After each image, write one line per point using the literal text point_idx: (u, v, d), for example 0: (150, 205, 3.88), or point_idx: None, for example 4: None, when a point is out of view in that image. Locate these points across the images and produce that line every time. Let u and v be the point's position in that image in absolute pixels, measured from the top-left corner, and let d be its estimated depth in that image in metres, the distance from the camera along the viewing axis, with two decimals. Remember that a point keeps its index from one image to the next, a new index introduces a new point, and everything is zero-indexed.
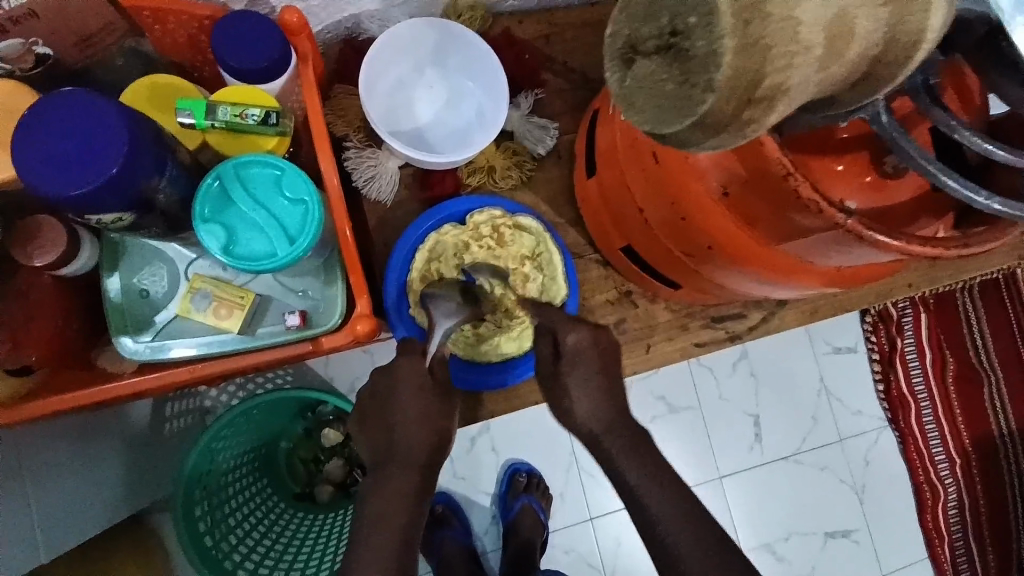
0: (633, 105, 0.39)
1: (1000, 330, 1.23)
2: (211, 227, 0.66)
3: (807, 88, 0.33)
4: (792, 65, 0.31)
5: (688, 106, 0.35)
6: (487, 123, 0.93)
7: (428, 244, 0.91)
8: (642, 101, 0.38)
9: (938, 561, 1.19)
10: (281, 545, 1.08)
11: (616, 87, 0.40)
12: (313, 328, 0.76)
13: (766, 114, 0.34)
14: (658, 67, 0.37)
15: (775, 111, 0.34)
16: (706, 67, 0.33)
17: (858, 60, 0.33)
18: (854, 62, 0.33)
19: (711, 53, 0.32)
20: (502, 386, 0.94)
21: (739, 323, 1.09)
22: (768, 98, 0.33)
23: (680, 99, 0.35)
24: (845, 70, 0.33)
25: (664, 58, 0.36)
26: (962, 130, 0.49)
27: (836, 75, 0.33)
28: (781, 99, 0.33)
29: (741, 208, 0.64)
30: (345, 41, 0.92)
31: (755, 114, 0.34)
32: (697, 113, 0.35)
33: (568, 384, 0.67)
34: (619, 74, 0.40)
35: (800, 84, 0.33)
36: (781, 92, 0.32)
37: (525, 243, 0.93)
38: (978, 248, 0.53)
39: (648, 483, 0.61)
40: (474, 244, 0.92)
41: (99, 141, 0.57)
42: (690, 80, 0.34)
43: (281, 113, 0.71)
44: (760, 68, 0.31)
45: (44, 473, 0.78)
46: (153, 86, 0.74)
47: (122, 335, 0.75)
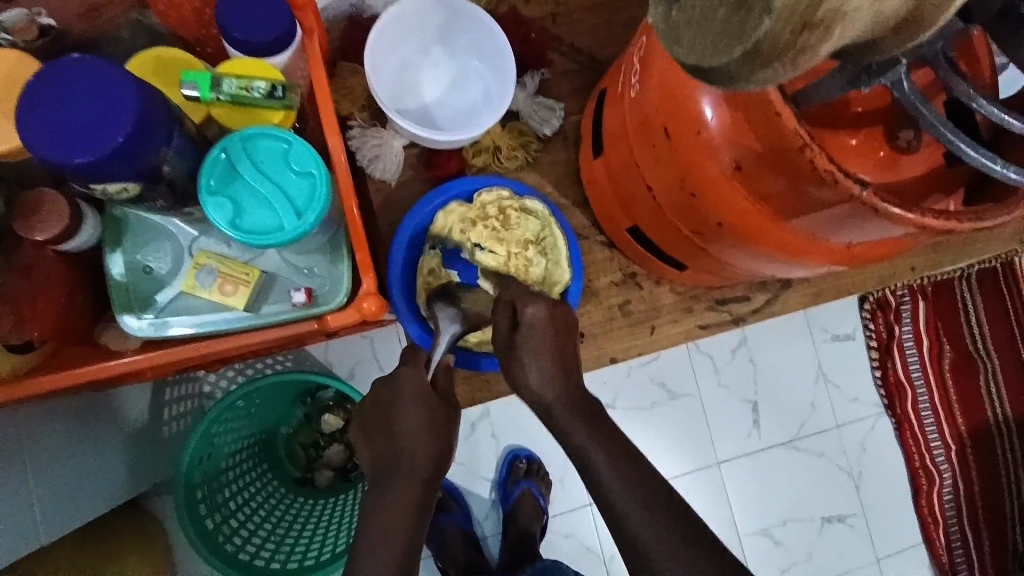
0: (680, 40, 0.37)
1: (998, 317, 1.24)
2: (218, 200, 0.65)
3: (864, 18, 0.31)
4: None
5: (740, 37, 0.33)
6: (493, 102, 0.92)
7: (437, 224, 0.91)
8: (690, 37, 0.36)
9: (933, 546, 1.21)
10: (280, 531, 1.07)
11: (662, 22, 0.38)
12: (319, 306, 0.76)
13: (822, 42, 0.32)
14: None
15: (831, 38, 0.31)
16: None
17: (904, 5, 0.31)
18: (906, 2, 0.31)
19: None
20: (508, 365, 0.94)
21: (743, 306, 1.12)
22: (827, 21, 0.30)
23: (732, 30, 0.33)
24: (891, 12, 0.31)
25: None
26: (981, 99, 0.49)
27: (883, 17, 0.32)
28: (840, 24, 0.31)
29: (753, 184, 0.63)
30: (350, 18, 0.91)
31: (811, 41, 0.31)
32: (749, 42, 0.32)
33: (577, 361, 0.65)
34: (665, 9, 0.38)
35: (858, 12, 0.30)
36: (838, 18, 0.30)
37: (530, 227, 0.89)
38: (991, 223, 0.53)
39: (656, 463, 0.61)
40: (480, 224, 0.88)
41: (105, 108, 0.56)
42: (745, 5, 0.32)
43: (287, 86, 0.69)
44: None
45: (44, 455, 0.77)
46: (158, 60, 0.73)
47: (125, 313, 0.74)
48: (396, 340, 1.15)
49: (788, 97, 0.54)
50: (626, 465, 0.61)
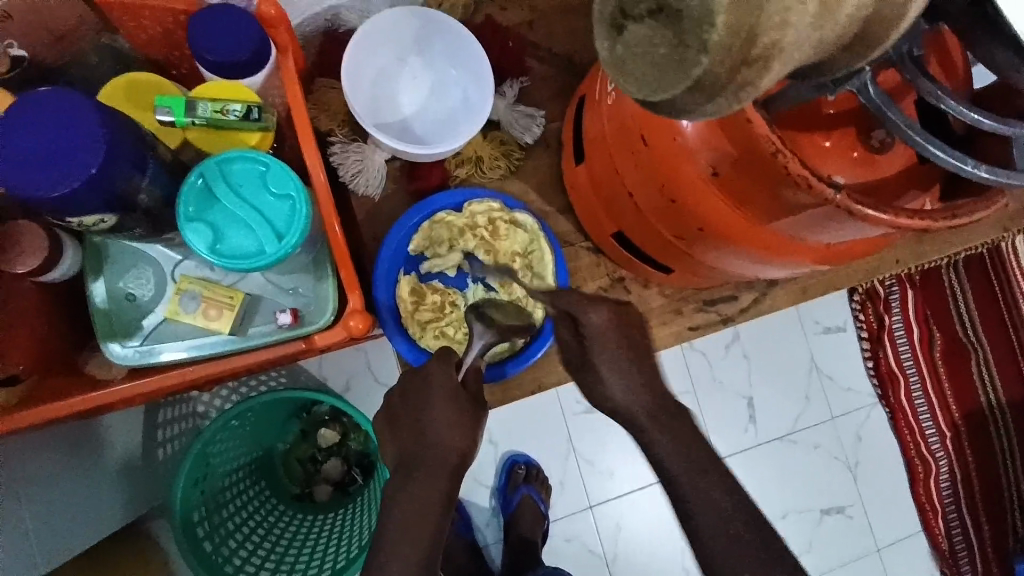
0: (623, 73, 0.37)
1: (985, 303, 1.25)
2: (196, 225, 0.65)
3: (806, 46, 0.32)
4: (789, 28, 0.30)
5: (681, 73, 0.32)
6: (472, 112, 0.92)
7: (423, 234, 0.91)
8: (633, 71, 0.36)
9: (931, 533, 1.22)
10: (282, 546, 1.06)
11: (606, 56, 0.37)
12: (305, 326, 0.76)
13: (761, 74, 0.32)
14: (649, 31, 0.34)
15: (770, 71, 0.32)
16: (699, 29, 0.30)
17: (847, 26, 0.32)
18: (853, 22, 0.31)
19: (704, 13, 0.30)
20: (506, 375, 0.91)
21: (731, 306, 1.13)
22: (763, 57, 0.31)
23: (673, 66, 0.33)
24: (838, 35, 0.32)
25: (656, 21, 0.33)
26: (949, 100, 0.49)
27: (830, 41, 0.33)
28: (777, 60, 0.31)
29: (732, 188, 0.63)
30: (326, 33, 0.91)
31: (751, 77, 0.32)
32: (690, 79, 0.32)
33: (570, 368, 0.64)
34: (607, 41, 0.37)
35: (798, 40, 0.31)
36: (776, 52, 0.31)
37: (517, 240, 0.92)
38: (966, 218, 0.54)
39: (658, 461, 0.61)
40: (469, 234, 0.91)
41: (76, 140, 0.56)
42: (683, 43, 0.32)
43: (263, 108, 0.70)
44: (753, 27, 0.29)
45: (38, 485, 0.77)
46: (128, 85, 0.72)
47: (110, 341, 0.74)
48: (387, 354, 1.15)
49: (759, 103, 0.54)
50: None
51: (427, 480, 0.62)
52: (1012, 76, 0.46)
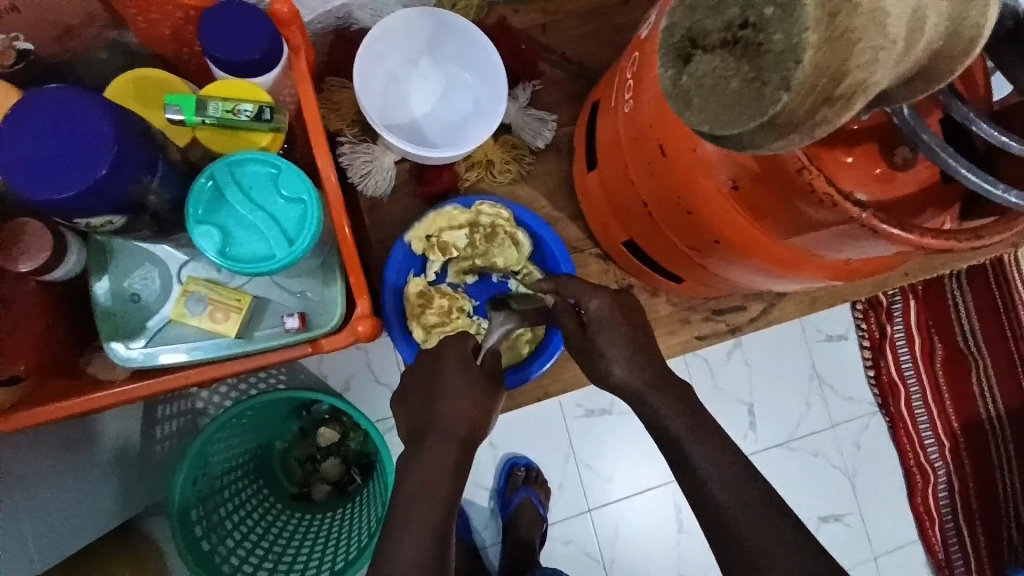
0: (689, 105, 0.37)
1: (989, 316, 1.25)
2: (206, 229, 0.64)
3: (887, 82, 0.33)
4: (877, 66, 0.30)
5: (757, 109, 0.33)
6: (484, 114, 0.91)
7: (425, 226, 0.88)
8: (700, 102, 0.36)
9: (929, 543, 1.21)
10: (280, 546, 1.05)
11: (670, 85, 0.38)
12: (312, 330, 0.74)
13: (841, 113, 0.33)
14: (721, 63, 0.35)
15: (850, 110, 0.33)
16: (781, 64, 0.31)
17: (920, 61, 0.32)
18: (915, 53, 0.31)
19: (789, 48, 0.31)
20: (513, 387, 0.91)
21: (740, 316, 1.13)
22: (848, 96, 0.31)
23: (748, 99, 0.33)
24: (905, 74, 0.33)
25: (729, 52, 0.34)
26: (980, 122, 0.49)
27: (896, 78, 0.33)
28: (861, 99, 0.32)
29: (750, 201, 0.62)
30: (337, 32, 0.90)
31: (830, 115, 0.33)
32: (766, 115, 0.33)
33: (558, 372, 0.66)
34: (673, 71, 0.38)
35: (881, 79, 0.32)
36: (862, 89, 0.31)
37: (512, 253, 0.92)
38: (990, 241, 0.53)
39: None
40: (470, 233, 0.90)
41: (86, 141, 0.55)
42: (760, 78, 0.32)
43: (275, 108, 0.68)
44: (841, 66, 0.30)
45: (34, 481, 0.76)
46: (136, 82, 0.71)
47: (113, 341, 0.73)
48: (390, 357, 1.13)
49: None
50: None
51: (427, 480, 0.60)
52: None
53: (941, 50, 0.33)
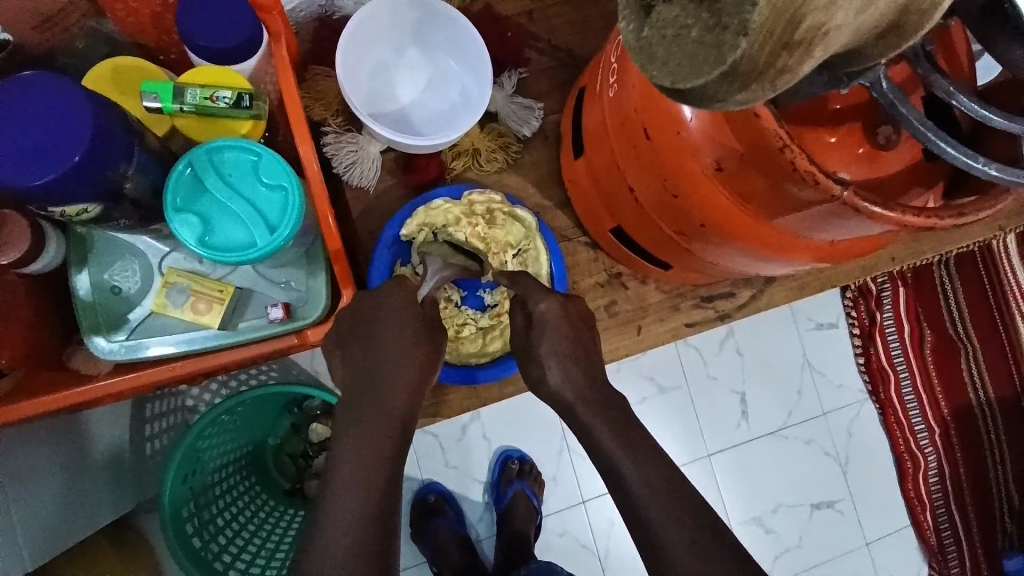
0: (650, 59, 0.37)
1: (978, 301, 1.26)
2: (186, 217, 0.63)
3: (850, 31, 0.31)
4: (835, 10, 0.29)
5: (717, 57, 0.32)
6: (471, 103, 0.90)
7: (420, 215, 0.88)
8: (665, 54, 0.36)
9: (921, 528, 1.22)
10: (272, 543, 1.04)
11: (631, 38, 0.38)
12: (298, 320, 0.74)
13: (802, 60, 0.32)
14: (681, 13, 0.34)
15: (812, 55, 0.31)
16: (739, 10, 0.30)
17: (887, 18, 0.31)
18: (884, 8, 0.30)
19: None
20: (469, 382, 0.90)
21: (729, 302, 1.10)
22: (807, 40, 0.30)
23: (708, 48, 0.33)
24: (876, 22, 0.31)
25: (688, 1, 0.33)
26: (961, 97, 0.48)
27: (867, 28, 0.32)
28: (820, 45, 0.31)
29: (732, 184, 0.62)
30: (321, 20, 0.89)
31: (790, 62, 0.31)
32: (727, 64, 0.32)
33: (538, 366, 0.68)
34: (635, 25, 0.38)
35: (844, 24, 0.30)
36: (820, 35, 0.30)
37: (513, 232, 0.90)
38: (971, 217, 0.53)
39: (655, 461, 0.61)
40: (466, 221, 0.88)
41: (58, 128, 0.55)
42: (720, 25, 0.31)
43: (255, 95, 0.67)
44: (799, 10, 0.29)
45: (20, 480, 0.75)
46: (116, 69, 0.70)
47: (95, 334, 0.72)
48: None
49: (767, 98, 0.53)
50: (612, 458, 0.63)
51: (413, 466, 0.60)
52: None
53: (908, 11, 0.31)
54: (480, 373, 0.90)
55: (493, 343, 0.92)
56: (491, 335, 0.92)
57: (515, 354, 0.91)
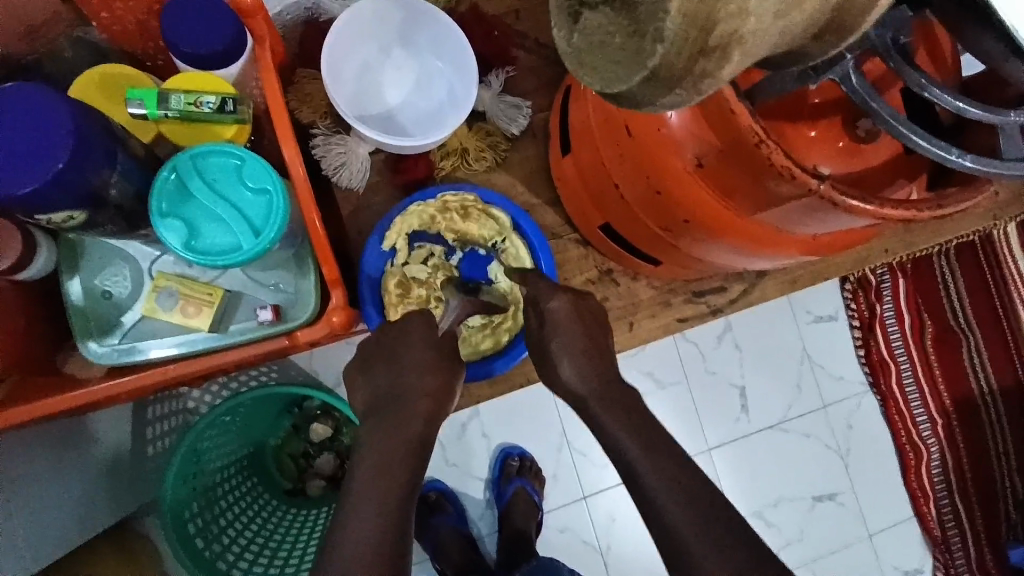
0: (584, 65, 0.38)
1: (978, 291, 1.25)
2: (170, 222, 0.64)
3: (771, 34, 0.31)
4: (746, 15, 0.29)
5: (638, 63, 0.33)
6: (457, 103, 0.90)
7: (396, 225, 0.89)
8: (593, 62, 0.37)
9: (923, 519, 1.22)
10: (274, 542, 1.06)
11: (565, 46, 0.38)
12: (287, 322, 0.75)
13: (723, 65, 0.31)
14: (606, 20, 0.35)
15: (730, 61, 0.31)
16: (654, 17, 0.31)
17: (820, 12, 0.31)
18: (812, 14, 0.30)
19: (658, 1, 0.30)
20: (489, 375, 0.92)
21: (720, 297, 1.13)
22: (723, 46, 0.30)
23: (630, 56, 0.33)
24: (807, 24, 0.31)
25: (611, 9, 0.34)
26: (934, 89, 0.48)
27: (802, 28, 0.32)
28: (738, 50, 0.30)
29: (715, 180, 0.63)
30: (307, 23, 0.90)
31: (710, 67, 0.31)
32: (647, 69, 0.33)
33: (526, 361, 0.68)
34: (566, 31, 0.38)
35: (760, 29, 0.30)
36: (735, 41, 0.30)
37: (488, 228, 0.91)
38: (952, 208, 0.53)
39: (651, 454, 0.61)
40: (440, 220, 0.91)
41: (43, 137, 0.56)
42: (639, 32, 0.32)
43: (239, 100, 0.68)
44: (710, 15, 0.29)
45: (23, 484, 0.76)
46: (101, 78, 0.71)
47: (87, 339, 0.73)
48: None
49: (742, 92, 0.53)
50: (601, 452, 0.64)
51: (399, 465, 0.61)
52: (1000, 64, 0.43)
53: (843, 2, 0.31)
54: (495, 366, 0.92)
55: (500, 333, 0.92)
56: (482, 332, 0.92)
57: (506, 352, 0.92)
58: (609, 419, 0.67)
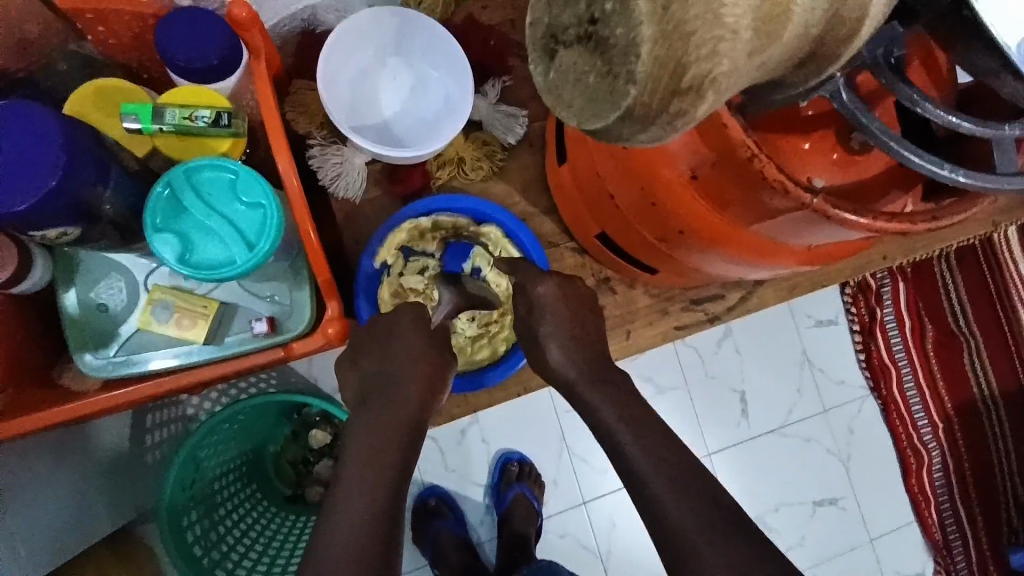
0: (558, 99, 0.38)
1: (979, 295, 1.25)
2: (164, 237, 0.64)
3: (743, 73, 0.31)
4: (718, 57, 0.29)
5: (612, 102, 0.33)
6: (454, 112, 0.90)
7: (391, 238, 0.89)
8: (567, 96, 0.37)
9: (925, 524, 1.22)
10: (273, 549, 1.05)
11: (540, 80, 0.38)
12: (282, 333, 0.75)
13: (696, 105, 0.32)
14: (579, 58, 0.35)
15: (705, 100, 0.32)
16: (625, 58, 0.31)
17: (801, 41, 0.32)
18: (789, 46, 0.31)
19: (630, 44, 0.31)
20: (480, 387, 0.91)
21: (718, 304, 1.11)
22: (696, 88, 0.30)
23: (604, 94, 0.34)
24: (789, 53, 0.32)
25: (584, 47, 0.34)
26: (927, 104, 0.47)
27: (775, 61, 0.32)
28: (710, 91, 0.31)
29: (710, 190, 0.63)
30: (303, 34, 0.90)
31: (684, 107, 0.32)
32: (621, 109, 0.33)
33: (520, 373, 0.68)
34: (542, 67, 0.38)
35: (731, 70, 0.30)
36: (708, 82, 0.30)
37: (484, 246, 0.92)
38: (947, 221, 0.54)
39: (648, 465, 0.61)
40: (434, 239, 0.92)
41: (36, 154, 0.56)
42: (612, 73, 0.32)
43: (234, 113, 0.68)
44: (681, 58, 0.29)
45: (22, 493, 0.76)
46: (95, 92, 0.71)
47: (83, 351, 0.73)
48: None
49: (735, 106, 0.53)
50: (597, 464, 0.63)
51: (396, 477, 0.61)
52: (991, 78, 0.44)
53: (833, 25, 0.31)
54: (486, 378, 0.91)
55: (496, 345, 0.92)
56: (478, 344, 0.92)
57: (502, 362, 0.92)
58: (605, 429, 0.67)
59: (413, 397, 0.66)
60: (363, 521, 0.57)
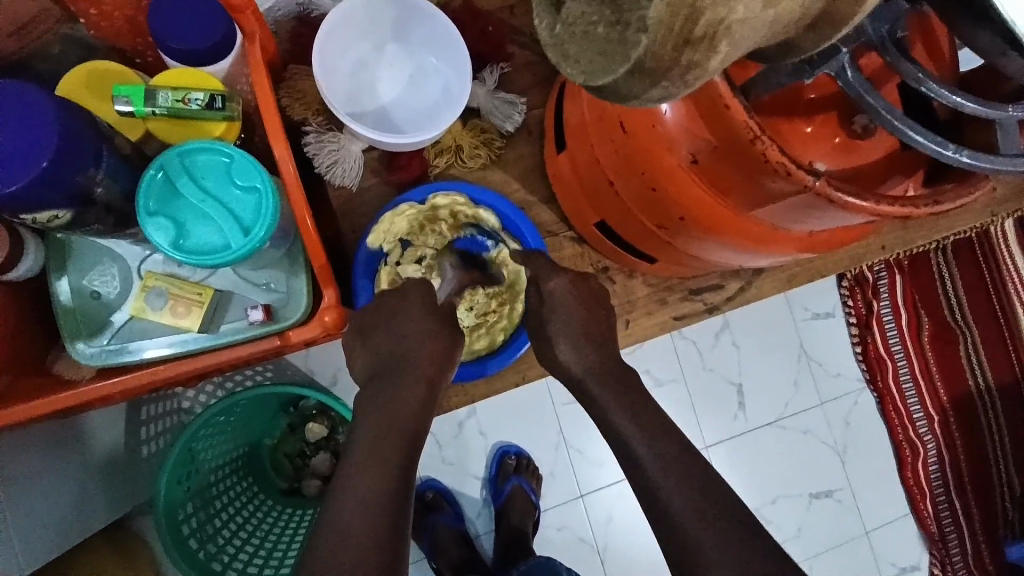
0: (566, 56, 0.36)
1: (975, 287, 1.25)
2: (158, 221, 0.63)
3: (759, 25, 0.30)
4: (734, 3, 0.28)
5: (623, 54, 0.32)
6: (452, 98, 0.89)
7: (385, 225, 0.88)
8: (576, 53, 0.35)
9: (920, 516, 1.22)
10: (270, 543, 1.05)
11: (547, 35, 0.37)
12: (279, 321, 0.74)
13: (711, 55, 0.31)
14: (588, 9, 0.33)
15: (718, 52, 0.31)
16: (636, 5, 0.30)
17: (814, 2, 0.31)
18: (799, 9, 0.30)
19: None
20: (479, 377, 0.90)
21: (717, 294, 1.12)
22: (710, 36, 0.30)
23: (614, 46, 0.32)
24: (801, 13, 0.31)
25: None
26: (931, 83, 0.47)
27: (791, 20, 0.31)
28: (725, 39, 0.30)
29: (710, 176, 0.62)
30: (299, 18, 0.89)
31: (698, 58, 0.31)
32: (632, 61, 0.32)
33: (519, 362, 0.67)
34: (548, 21, 0.37)
35: (747, 19, 0.29)
36: (723, 30, 0.29)
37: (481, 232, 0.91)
38: (949, 205, 0.53)
39: (647, 454, 0.61)
40: (430, 226, 0.91)
41: (28, 133, 0.55)
42: (621, 22, 0.31)
43: (228, 96, 0.67)
44: (695, 4, 0.28)
45: (15, 484, 0.75)
46: (87, 74, 0.70)
47: (76, 340, 0.72)
48: None
49: (736, 86, 0.53)
50: None
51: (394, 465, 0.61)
52: (996, 58, 0.43)
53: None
54: (486, 368, 0.89)
55: (495, 334, 0.92)
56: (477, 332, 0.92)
57: (499, 353, 0.91)
58: (605, 417, 0.66)
59: (412, 384, 0.66)
60: (362, 508, 0.56)
